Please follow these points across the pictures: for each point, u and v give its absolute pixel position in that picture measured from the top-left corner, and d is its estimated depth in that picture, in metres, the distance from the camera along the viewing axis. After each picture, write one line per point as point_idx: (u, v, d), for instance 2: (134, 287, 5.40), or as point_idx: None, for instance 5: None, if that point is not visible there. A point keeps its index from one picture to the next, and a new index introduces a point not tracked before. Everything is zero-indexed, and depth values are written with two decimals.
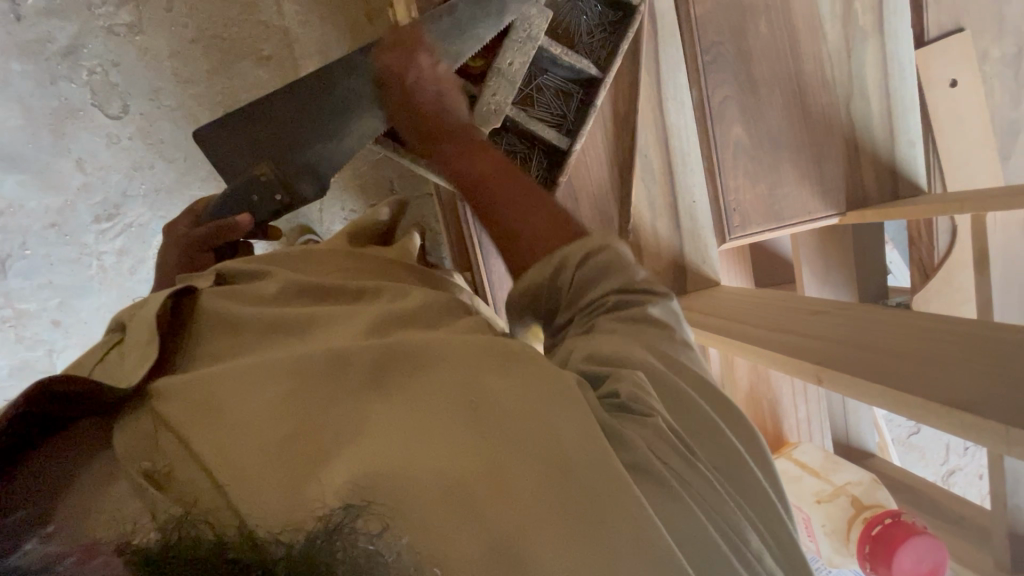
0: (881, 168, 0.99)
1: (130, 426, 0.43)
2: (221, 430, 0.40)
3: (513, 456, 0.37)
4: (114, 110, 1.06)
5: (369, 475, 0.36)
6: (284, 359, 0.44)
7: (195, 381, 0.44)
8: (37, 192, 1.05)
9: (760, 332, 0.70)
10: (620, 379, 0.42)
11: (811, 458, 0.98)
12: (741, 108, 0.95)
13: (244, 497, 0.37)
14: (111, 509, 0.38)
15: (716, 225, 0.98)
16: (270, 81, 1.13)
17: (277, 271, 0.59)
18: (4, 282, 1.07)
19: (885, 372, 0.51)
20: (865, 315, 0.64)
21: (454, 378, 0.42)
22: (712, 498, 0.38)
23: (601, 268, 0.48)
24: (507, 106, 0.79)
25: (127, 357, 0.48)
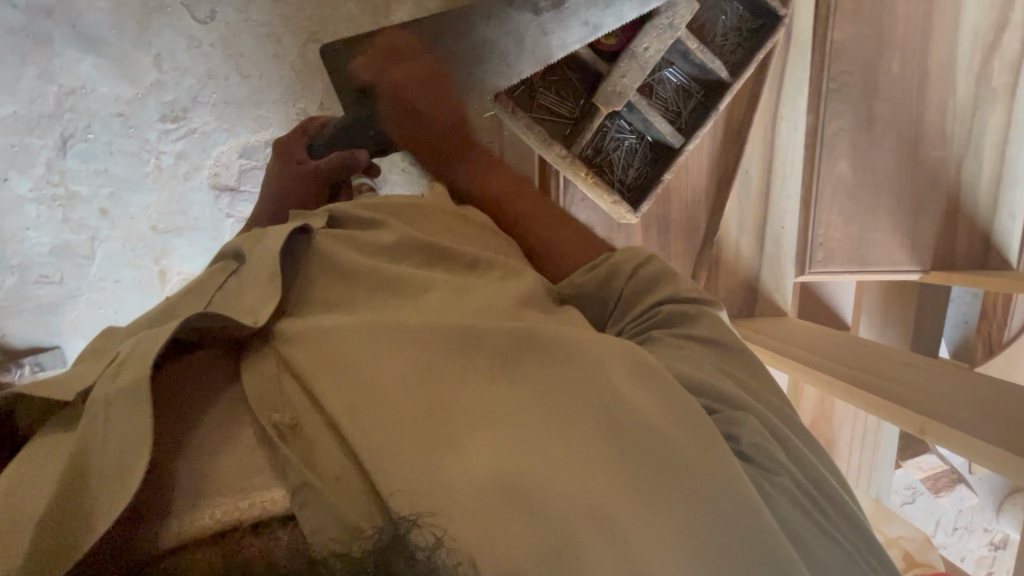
0: (976, 234, 0.97)
1: (256, 368, 0.40)
2: (355, 394, 0.38)
3: (657, 479, 0.34)
4: (200, 14, 0.98)
5: (502, 476, 0.33)
6: (416, 327, 0.42)
7: (324, 333, 0.42)
8: (112, 79, 0.97)
9: (840, 367, 0.70)
10: (740, 426, 0.41)
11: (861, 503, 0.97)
12: (852, 143, 0.92)
13: (377, 473, 0.34)
14: (237, 462, 0.35)
15: (798, 254, 0.96)
16: (360, 17, 1.06)
17: (390, 222, 0.54)
18: (60, 160, 0.99)
19: (988, 429, 0.50)
20: (956, 373, 0.63)
21: (596, 381, 0.39)
22: (852, 537, 0.40)
23: (650, 276, 0.52)
24: (632, 90, 0.78)
25: (246, 291, 0.45)
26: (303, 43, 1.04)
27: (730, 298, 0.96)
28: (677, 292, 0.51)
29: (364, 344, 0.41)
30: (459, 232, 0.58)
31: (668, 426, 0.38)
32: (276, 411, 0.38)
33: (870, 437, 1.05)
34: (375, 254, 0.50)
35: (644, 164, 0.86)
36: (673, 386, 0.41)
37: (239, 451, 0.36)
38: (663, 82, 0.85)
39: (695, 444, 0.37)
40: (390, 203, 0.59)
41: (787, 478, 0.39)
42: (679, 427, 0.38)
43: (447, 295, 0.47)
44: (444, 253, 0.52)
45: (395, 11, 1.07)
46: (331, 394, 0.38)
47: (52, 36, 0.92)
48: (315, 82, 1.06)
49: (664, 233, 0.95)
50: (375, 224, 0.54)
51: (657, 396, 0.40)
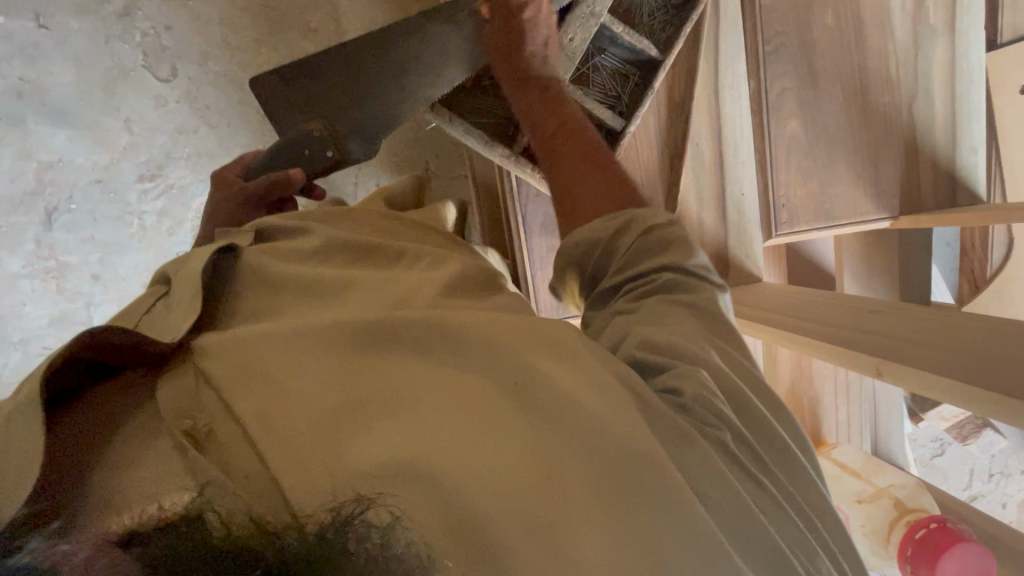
0: (940, 173, 0.96)
1: (171, 382, 0.43)
2: (268, 398, 0.40)
3: (565, 451, 0.36)
4: (162, 73, 1.03)
5: (415, 459, 0.35)
6: (325, 329, 0.44)
7: (239, 343, 0.44)
8: (86, 148, 1.02)
9: (807, 324, 0.68)
10: (686, 380, 0.42)
11: (852, 459, 0.97)
12: (799, 101, 0.92)
13: (285, 472, 0.36)
14: (151, 468, 0.38)
15: (762, 218, 0.96)
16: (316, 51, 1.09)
17: (319, 227, 0.56)
18: (48, 234, 1.04)
19: (945, 363, 0.49)
20: (923, 313, 0.61)
21: (503, 363, 0.41)
22: (774, 509, 0.40)
23: (654, 245, 0.50)
24: (566, 82, 0.79)
25: (172, 313, 0.48)
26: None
27: None
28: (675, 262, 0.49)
29: (281, 351, 0.43)
30: (388, 228, 0.60)
31: (588, 401, 0.39)
32: (190, 416, 0.40)
33: (855, 390, 1.05)
34: (302, 261, 0.52)
35: None
36: (584, 350, 0.43)
37: (155, 458, 0.38)
38: (598, 69, 0.85)
39: (604, 410, 0.39)
40: (325, 212, 0.61)
41: (726, 432, 0.41)
42: (597, 399, 0.39)
43: (366, 291, 0.49)
44: (373, 250, 0.54)
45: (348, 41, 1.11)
46: (242, 398, 0.40)
47: (24, 115, 0.98)
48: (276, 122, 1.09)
49: None
50: (306, 232, 0.56)
51: (565, 369, 0.41)
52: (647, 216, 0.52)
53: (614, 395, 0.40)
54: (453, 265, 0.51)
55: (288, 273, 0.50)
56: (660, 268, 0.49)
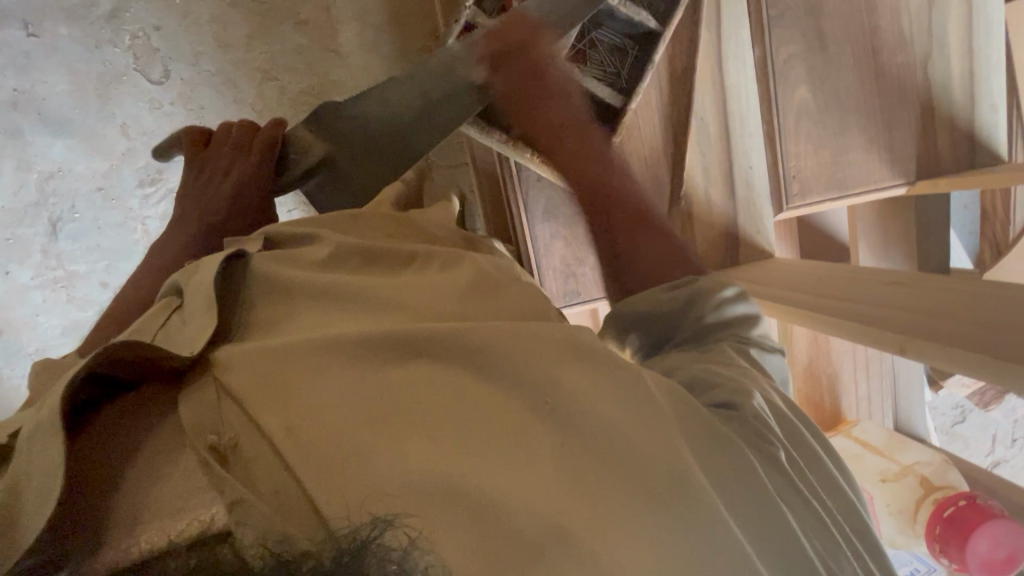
0: (957, 134, 0.92)
1: (193, 398, 0.39)
2: (293, 413, 0.38)
3: (598, 469, 0.37)
4: (155, 75, 1.01)
5: (461, 479, 0.35)
6: (352, 339, 0.40)
7: (260, 351, 0.40)
8: (85, 156, 1.01)
9: (823, 301, 0.66)
10: (742, 399, 0.45)
11: (874, 437, 0.94)
12: (808, 67, 0.88)
13: (318, 487, 0.35)
14: (176, 489, 0.35)
15: (772, 191, 0.93)
16: (308, 44, 1.07)
17: (328, 234, 0.53)
18: (54, 244, 1.04)
19: (971, 337, 0.46)
20: (944, 284, 0.58)
21: (538, 376, 0.40)
22: (803, 514, 0.42)
23: (733, 317, 0.55)
24: (562, 61, 0.76)
25: (187, 323, 0.44)
26: (258, 82, 1.05)
27: (713, 252, 0.93)
28: (740, 334, 0.55)
29: (305, 362, 0.40)
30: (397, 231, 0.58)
31: (620, 420, 0.39)
32: (214, 432, 0.37)
33: (874, 364, 1.03)
34: (312, 268, 0.49)
35: None
36: (619, 361, 0.43)
37: (180, 476, 0.36)
38: (595, 44, 0.82)
39: (635, 427, 0.39)
40: (331, 217, 0.58)
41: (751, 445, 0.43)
42: (630, 417, 0.40)
43: (379, 297, 0.47)
44: (381, 255, 0.51)
45: (341, 32, 1.08)
46: (268, 412, 0.38)
47: (21, 127, 0.97)
48: (272, 120, 1.08)
49: None
50: (313, 240, 0.53)
51: (597, 380, 0.41)
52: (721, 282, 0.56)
53: (656, 411, 0.41)
54: (465, 269, 0.50)
55: (293, 278, 0.47)
56: (729, 337, 0.54)
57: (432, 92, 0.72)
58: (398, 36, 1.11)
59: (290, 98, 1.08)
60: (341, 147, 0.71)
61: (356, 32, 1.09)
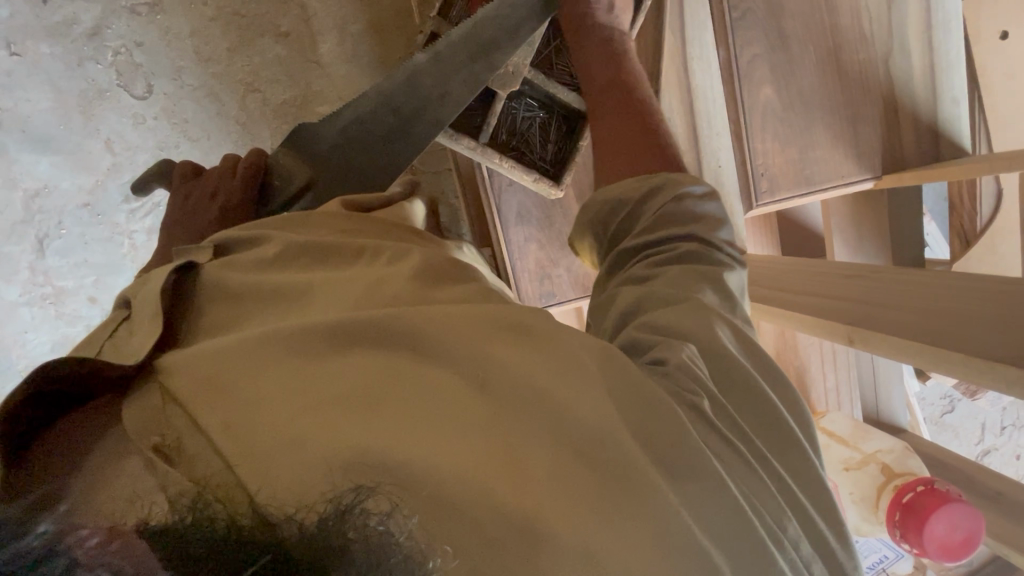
0: (922, 129, 0.94)
1: (138, 403, 0.41)
2: (230, 407, 0.39)
3: (534, 442, 0.37)
4: (138, 90, 1.02)
5: (377, 455, 0.35)
6: (290, 332, 0.42)
7: (200, 355, 0.42)
8: (70, 172, 1.02)
9: (787, 296, 0.67)
10: (669, 353, 0.44)
11: (840, 428, 0.97)
12: (771, 67, 0.90)
13: (254, 476, 0.35)
14: (120, 489, 0.36)
15: (742, 189, 0.94)
16: (289, 55, 1.09)
17: (276, 235, 0.54)
18: (41, 261, 1.05)
19: (915, 328, 0.48)
20: (900, 276, 0.60)
21: (470, 355, 0.40)
22: (754, 485, 0.40)
23: (689, 216, 0.54)
24: (525, 67, 0.78)
25: (134, 334, 0.46)
26: (240, 94, 1.07)
27: None
28: (699, 234, 0.53)
29: (239, 363, 0.41)
30: (353, 223, 0.58)
31: (550, 388, 0.39)
32: (159, 433, 0.39)
33: (841, 357, 1.09)
34: (267, 267, 0.51)
35: (561, 137, 0.85)
36: (553, 335, 0.43)
37: (127, 479, 0.37)
38: (560, 50, 0.84)
39: (562, 392, 0.39)
40: (289, 217, 0.59)
41: (702, 401, 0.42)
42: (564, 390, 0.39)
43: (324, 290, 0.48)
44: (333, 250, 0.52)
45: (322, 43, 1.10)
46: (207, 410, 0.39)
47: (7, 145, 0.98)
48: (255, 132, 1.09)
49: None
50: (262, 241, 0.54)
51: (526, 353, 0.41)
52: (680, 184, 0.56)
53: (581, 374, 0.40)
54: (413, 258, 0.50)
55: (245, 283, 0.49)
56: (686, 243, 0.52)
57: (404, 110, 0.72)
58: (379, 46, 1.12)
59: (273, 109, 1.09)
60: (321, 170, 0.71)
61: (337, 43, 1.10)
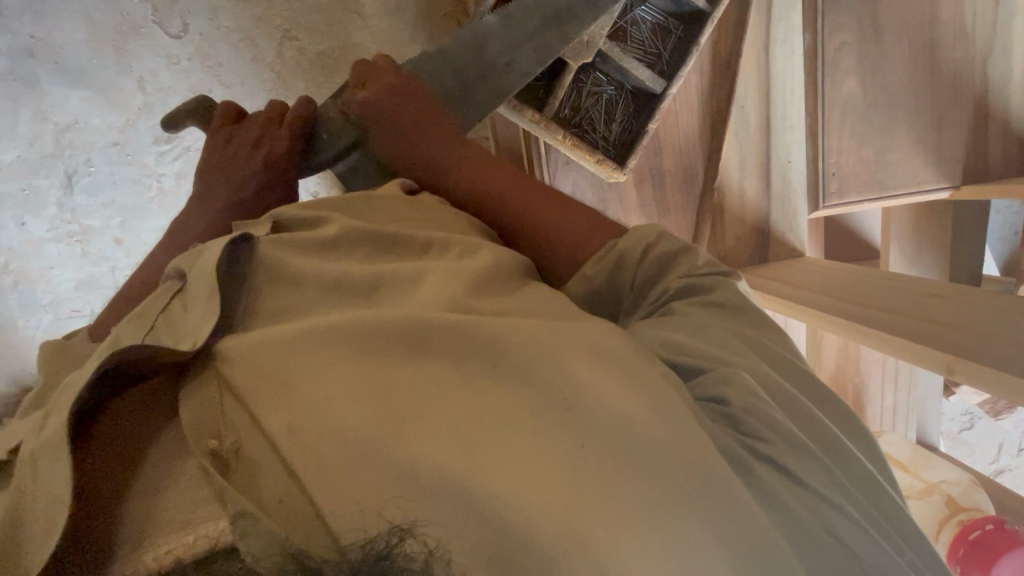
0: (1010, 138, 0.88)
1: (195, 398, 0.40)
2: (293, 413, 0.37)
3: (611, 478, 0.35)
4: (173, 28, 0.97)
5: (445, 480, 0.35)
6: (356, 334, 0.41)
7: (264, 348, 0.41)
8: (101, 109, 0.98)
9: (856, 308, 0.64)
10: (732, 388, 0.41)
11: (898, 450, 0.94)
12: (859, 58, 0.83)
13: (317, 490, 0.35)
14: (179, 494, 0.36)
15: (809, 187, 0.89)
16: (331, 5, 1.04)
17: (335, 216, 0.52)
18: (69, 198, 1.01)
19: (1019, 360, 0.44)
20: (990, 302, 0.56)
21: (547, 376, 0.40)
22: (860, 541, 0.38)
23: (667, 256, 0.50)
24: (601, 38, 0.72)
25: (190, 311, 0.43)
26: (278, 42, 1.02)
27: (742, 247, 0.90)
28: (689, 271, 0.49)
29: (302, 363, 0.40)
30: (411, 209, 0.56)
31: (629, 412, 0.38)
32: (216, 436, 0.38)
33: (904, 378, 1.01)
34: (320, 251, 0.49)
35: (628, 116, 0.80)
36: (619, 347, 0.43)
37: (185, 485, 0.36)
38: (638, 23, 0.77)
39: (644, 421, 0.38)
40: (344, 198, 0.57)
41: (783, 445, 0.39)
42: (638, 416, 0.38)
43: (395, 289, 0.46)
44: (396, 240, 0.51)
45: None
46: (269, 415, 0.38)
47: (38, 76, 0.93)
48: (290, 83, 1.05)
49: (660, 186, 0.87)
50: (320, 222, 0.52)
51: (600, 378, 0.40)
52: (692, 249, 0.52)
53: (657, 411, 0.39)
54: (483, 255, 0.49)
55: (302, 268, 0.46)
56: (676, 278, 0.49)
57: (466, 72, 0.68)
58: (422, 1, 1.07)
59: (309, 61, 1.05)
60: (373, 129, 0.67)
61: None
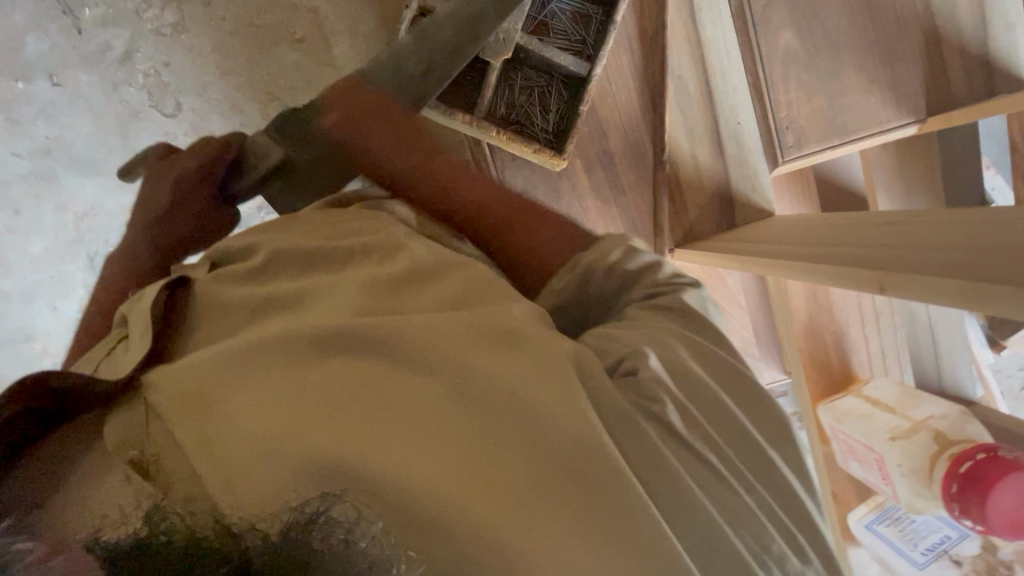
0: (970, 62, 0.84)
1: (123, 416, 0.42)
2: (211, 424, 0.38)
3: (504, 452, 0.36)
4: (167, 108, 1.03)
5: (347, 465, 0.35)
6: (275, 340, 0.42)
7: (186, 368, 0.42)
8: (114, 193, 1.05)
9: (811, 249, 0.62)
10: (640, 361, 0.41)
11: (885, 394, 0.91)
12: (791, 8, 0.83)
13: (233, 493, 0.35)
14: (99, 500, 0.37)
15: (765, 146, 0.86)
16: (303, 62, 1.07)
17: (263, 244, 0.55)
18: (93, 278, 1.08)
19: (952, 264, 0.42)
20: (943, 218, 0.53)
21: (450, 361, 0.39)
22: (755, 505, 0.39)
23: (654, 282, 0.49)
24: (517, 33, 0.75)
25: (128, 350, 0.47)
26: (263, 104, 1.07)
27: (704, 216, 0.88)
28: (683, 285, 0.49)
29: (229, 380, 0.41)
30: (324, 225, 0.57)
31: (525, 387, 0.38)
32: (139, 446, 0.40)
33: (883, 317, 1.03)
34: (249, 280, 0.51)
35: (562, 105, 0.82)
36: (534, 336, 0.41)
37: (106, 491, 0.38)
38: (556, 15, 0.80)
39: (546, 395, 0.38)
40: (275, 223, 0.60)
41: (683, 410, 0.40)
42: (537, 393, 0.38)
43: (321, 296, 0.47)
44: (319, 255, 0.52)
45: (334, 45, 1.09)
46: (183, 427, 0.39)
47: (52, 170, 1.00)
48: None
49: (610, 168, 0.89)
50: (250, 250, 0.55)
51: (513, 363, 0.39)
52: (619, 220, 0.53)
53: (575, 394, 0.38)
54: (399, 257, 0.48)
55: (233, 299, 0.49)
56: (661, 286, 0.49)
57: (383, 86, 0.67)
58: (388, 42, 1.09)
59: None
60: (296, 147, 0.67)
61: (352, 45, 1.09)
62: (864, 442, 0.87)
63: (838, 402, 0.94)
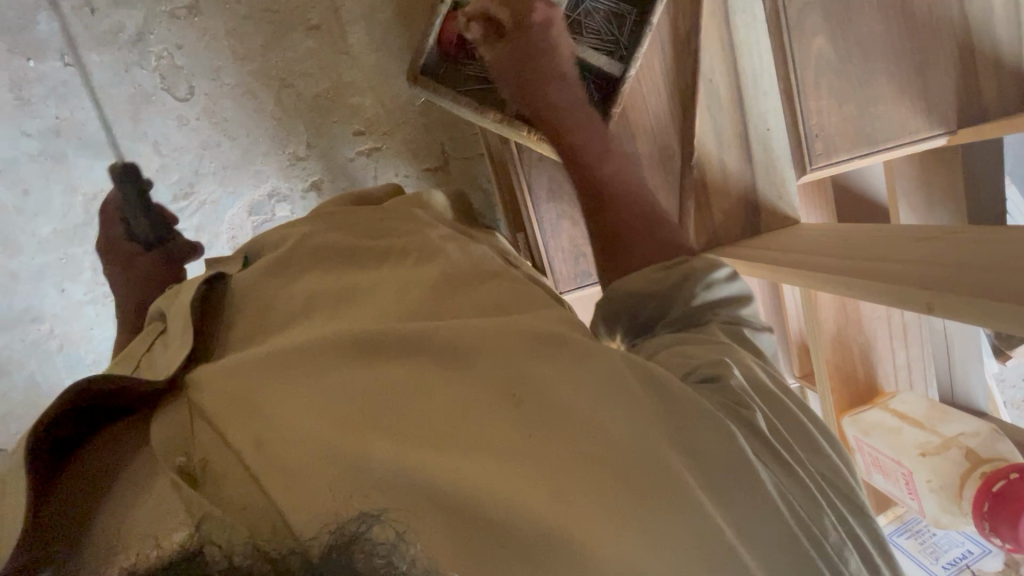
0: (1003, 75, 0.83)
1: (165, 418, 0.41)
2: (258, 427, 0.38)
3: (568, 461, 0.37)
4: (180, 92, 1.01)
5: (401, 474, 0.35)
6: (325, 342, 0.43)
7: (230, 371, 0.42)
8: None
9: (846, 261, 0.61)
10: (718, 369, 0.47)
11: (913, 408, 0.92)
12: (825, 13, 0.81)
13: (285, 501, 0.35)
14: (148, 507, 0.37)
15: (793, 153, 0.86)
16: (321, 49, 1.04)
17: (295, 237, 0.55)
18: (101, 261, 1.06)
19: (1000, 286, 0.42)
20: (983, 235, 0.53)
21: (502, 369, 0.41)
22: (797, 511, 0.41)
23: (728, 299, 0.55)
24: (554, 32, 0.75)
25: (166, 350, 0.46)
26: (276, 91, 1.04)
27: (731, 222, 0.87)
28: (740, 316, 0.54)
29: (276, 382, 0.41)
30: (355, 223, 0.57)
31: (585, 399, 0.40)
32: (184, 452, 0.39)
33: (911, 329, 1.00)
34: (286, 276, 0.52)
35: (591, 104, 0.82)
36: (589, 349, 0.43)
37: (152, 499, 0.37)
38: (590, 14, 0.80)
39: (598, 406, 0.40)
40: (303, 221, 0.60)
41: (753, 416, 0.45)
42: (598, 406, 0.40)
43: (364, 296, 0.48)
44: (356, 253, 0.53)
45: (351, 32, 1.05)
46: (238, 432, 0.38)
47: (64, 151, 1.00)
48: (292, 130, 1.06)
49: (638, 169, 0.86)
50: (280, 243, 0.56)
51: (573, 376, 0.41)
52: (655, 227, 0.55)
53: (631, 400, 0.41)
54: (434, 264, 0.50)
55: (274, 296, 0.49)
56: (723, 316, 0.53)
57: None
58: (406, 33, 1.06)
59: (308, 104, 1.06)
60: None
61: (365, 32, 1.05)
62: (893, 457, 0.88)
63: (864, 414, 0.95)
